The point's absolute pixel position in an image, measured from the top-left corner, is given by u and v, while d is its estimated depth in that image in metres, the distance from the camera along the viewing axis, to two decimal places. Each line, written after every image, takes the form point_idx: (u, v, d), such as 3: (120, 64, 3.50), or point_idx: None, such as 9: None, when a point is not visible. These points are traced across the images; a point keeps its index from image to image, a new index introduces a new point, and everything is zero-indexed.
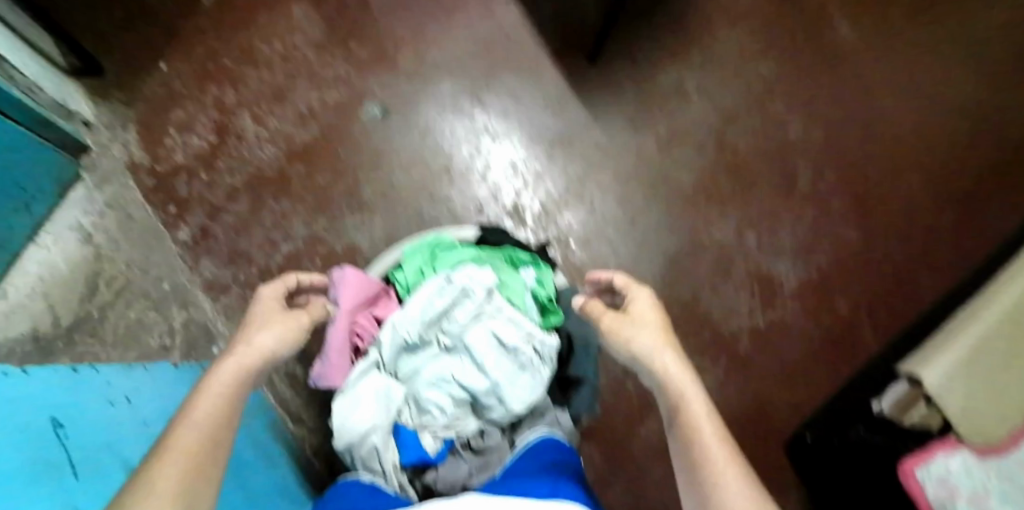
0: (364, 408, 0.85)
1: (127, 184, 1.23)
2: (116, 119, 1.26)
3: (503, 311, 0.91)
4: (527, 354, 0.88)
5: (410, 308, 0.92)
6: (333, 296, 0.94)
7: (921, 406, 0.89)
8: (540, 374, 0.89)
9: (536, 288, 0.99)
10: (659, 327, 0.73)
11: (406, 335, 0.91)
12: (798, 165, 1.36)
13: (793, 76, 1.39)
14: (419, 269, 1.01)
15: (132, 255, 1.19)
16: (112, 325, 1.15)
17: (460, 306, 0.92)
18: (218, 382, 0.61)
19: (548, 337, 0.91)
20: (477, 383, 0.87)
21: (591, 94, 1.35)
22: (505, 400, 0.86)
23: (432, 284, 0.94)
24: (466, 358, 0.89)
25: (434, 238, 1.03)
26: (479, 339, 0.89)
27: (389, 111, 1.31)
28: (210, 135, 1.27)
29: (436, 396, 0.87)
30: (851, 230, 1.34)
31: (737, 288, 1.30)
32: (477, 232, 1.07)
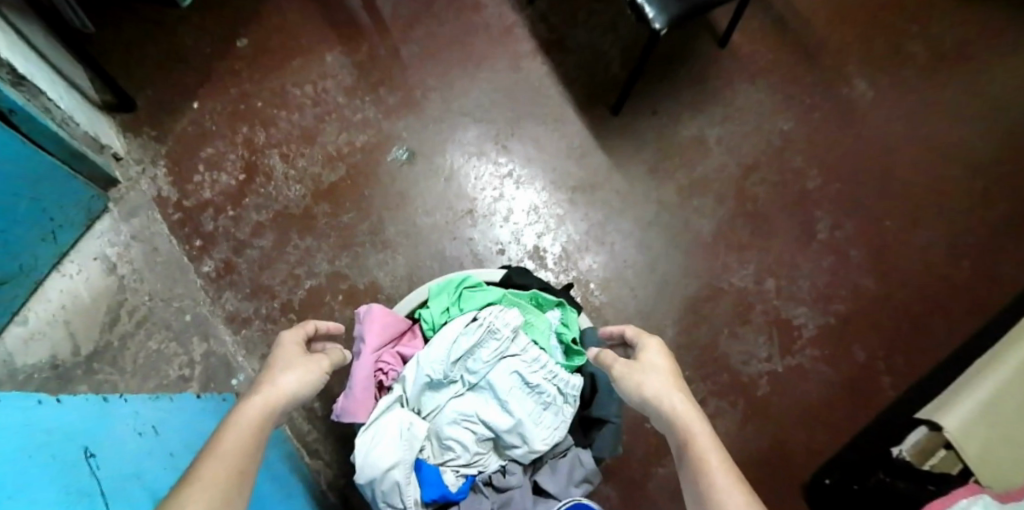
0: (387, 443, 0.81)
1: (154, 217, 1.25)
2: (147, 154, 1.29)
3: (531, 352, 0.86)
4: (551, 393, 0.85)
5: (433, 346, 0.86)
6: (360, 332, 0.91)
7: (940, 451, 0.94)
8: (563, 412, 0.87)
9: (562, 331, 0.92)
10: (667, 373, 0.73)
11: (430, 374, 0.85)
12: (814, 214, 1.38)
13: (807, 129, 1.43)
14: (442, 310, 0.93)
15: (154, 286, 1.19)
16: (131, 355, 1.15)
17: (484, 346, 0.85)
18: (241, 422, 0.60)
19: (572, 377, 0.86)
20: (502, 424, 0.84)
21: (612, 142, 1.39)
22: (528, 440, 0.84)
23: (456, 322, 0.88)
24: (490, 396, 0.86)
25: (458, 277, 0.95)
26: (504, 380, 0.85)
27: (414, 153, 1.34)
28: (239, 172, 1.30)
29: (459, 435, 0.84)
30: (869, 279, 1.35)
31: (757, 334, 1.30)
32: (503, 272, 1.00)
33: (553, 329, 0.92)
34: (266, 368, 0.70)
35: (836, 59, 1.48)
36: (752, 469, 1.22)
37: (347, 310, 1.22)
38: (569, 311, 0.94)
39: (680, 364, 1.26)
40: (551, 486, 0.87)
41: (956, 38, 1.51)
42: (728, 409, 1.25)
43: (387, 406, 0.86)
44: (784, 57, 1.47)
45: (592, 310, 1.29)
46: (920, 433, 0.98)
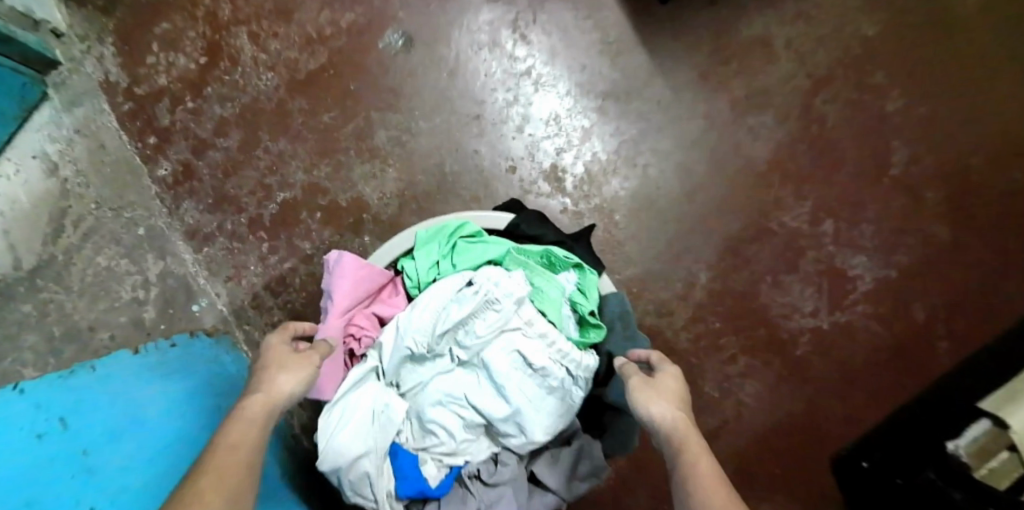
0: (357, 430, 0.71)
1: (100, 107, 1.05)
2: (91, 29, 1.06)
3: (535, 326, 0.76)
4: (557, 376, 0.75)
5: (418, 314, 0.76)
6: (327, 288, 0.78)
7: (1003, 453, 0.80)
8: (570, 397, 0.76)
9: (576, 299, 0.79)
10: (679, 400, 0.66)
11: (412, 347, 0.75)
12: (893, 142, 1.14)
13: (902, 34, 1.15)
14: (432, 265, 0.80)
15: (102, 193, 1.02)
16: (78, 271, 0.99)
17: (480, 318, 0.76)
18: (241, 421, 0.56)
19: (583, 357, 0.76)
20: (496, 409, 0.75)
21: (656, 39, 1.12)
22: (526, 430, 0.74)
23: (445, 287, 0.77)
24: (484, 375, 0.77)
25: (454, 224, 0.81)
26: (501, 358, 0.75)
27: (412, 40, 1.09)
28: (200, 55, 1.07)
29: (443, 419, 0.75)
30: (946, 226, 1.13)
31: (803, 284, 1.11)
32: (509, 217, 0.85)
33: (567, 296, 0.80)
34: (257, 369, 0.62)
35: None
36: (781, 433, 1.10)
37: (325, 230, 1.04)
38: (586, 274, 0.80)
39: (712, 314, 1.10)
40: (551, 480, 0.77)
41: None
42: (760, 368, 1.10)
43: (360, 378, 0.76)
44: None
45: (614, 245, 1.10)
46: (979, 429, 0.82)
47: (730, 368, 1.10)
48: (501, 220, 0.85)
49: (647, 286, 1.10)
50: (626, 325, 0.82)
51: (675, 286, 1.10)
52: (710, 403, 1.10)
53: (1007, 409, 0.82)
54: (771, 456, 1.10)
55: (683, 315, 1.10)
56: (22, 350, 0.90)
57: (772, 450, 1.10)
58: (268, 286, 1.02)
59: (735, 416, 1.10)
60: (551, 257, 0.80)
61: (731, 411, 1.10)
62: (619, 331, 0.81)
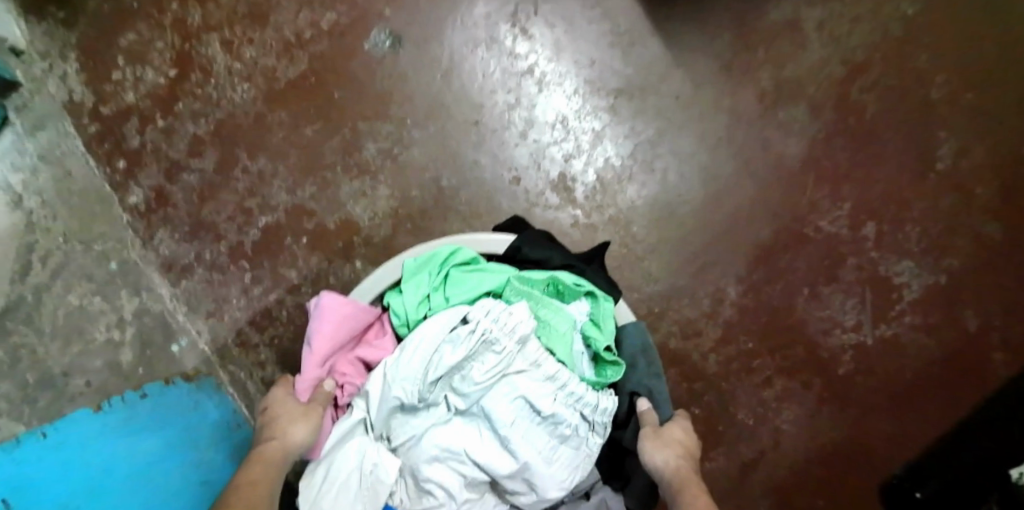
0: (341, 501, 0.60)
1: (64, 130, 0.96)
2: (51, 44, 0.97)
3: (542, 367, 0.66)
4: (570, 424, 0.65)
5: (405, 358, 0.66)
6: (308, 332, 0.69)
7: None
8: (587, 445, 0.66)
9: (589, 332, 0.69)
10: (685, 451, 0.62)
11: (401, 397, 0.65)
12: (943, 132, 1.02)
13: (952, 11, 1.02)
14: (422, 298, 0.70)
15: (70, 225, 0.93)
16: (48, 310, 0.91)
17: (479, 361, 0.65)
18: (260, 464, 0.53)
19: (602, 400, 0.66)
20: (501, 465, 0.64)
21: (673, 27, 1.01)
22: (537, 487, 0.64)
23: (434, 325, 0.67)
24: (485, 425, 0.67)
25: (446, 251, 0.72)
26: (505, 406, 0.65)
27: (401, 41, 0.99)
28: (169, 67, 0.97)
29: (441, 478, 0.64)
30: (1004, 223, 1.02)
31: (845, 296, 1.00)
32: (510, 239, 0.75)
33: (578, 328, 0.70)
34: (265, 420, 0.60)
35: None
36: (821, 460, 1.00)
37: (313, 256, 0.95)
38: (599, 302, 0.70)
39: (743, 333, 1.00)
40: None
41: None
42: (799, 391, 1.00)
43: (346, 432, 0.65)
44: None
45: (633, 260, 1.00)
46: None
47: (766, 392, 1.00)
48: (501, 243, 0.75)
49: (669, 304, 1.00)
50: (649, 358, 0.71)
51: (702, 303, 1.00)
52: (744, 431, 1.00)
53: None
54: (812, 485, 1.00)
55: (710, 336, 1.00)
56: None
57: (812, 479, 1.00)
58: (253, 319, 0.94)
59: (772, 443, 1.00)
60: (559, 284, 0.70)
61: (767, 439, 1.00)
62: (643, 367, 0.71)
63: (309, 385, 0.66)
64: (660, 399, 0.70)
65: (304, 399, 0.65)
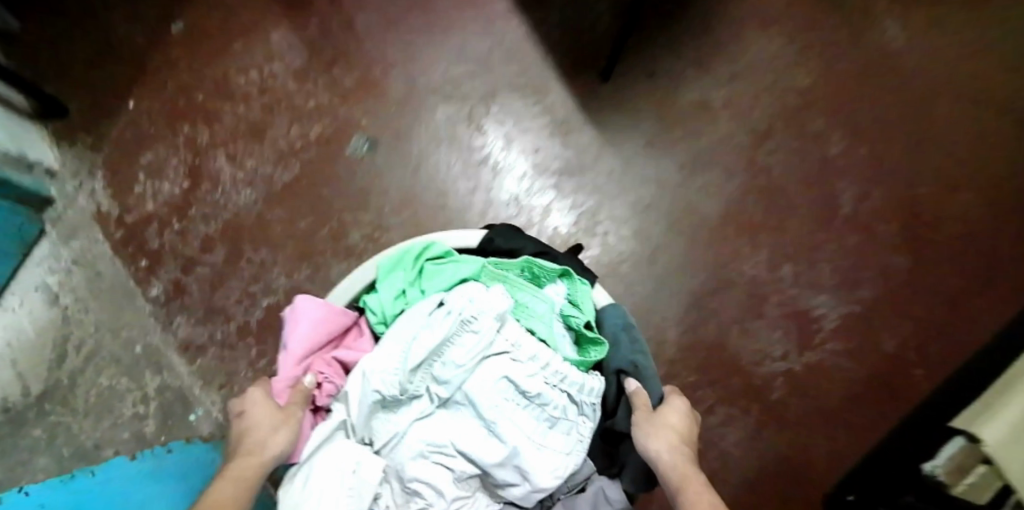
0: (324, 501, 0.63)
1: (94, 237, 1.13)
2: (82, 166, 1.16)
3: (522, 347, 0.75)
4: (557, 405, 0.73)
5: (387, 351, 0.73)
6: (286, 333, 0.74)
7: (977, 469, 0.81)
8: (575, 426, 0.74)
9: (567, 312, 0.78)
10: (677, 436, 0.65)
11: (382, 391, 0.71)
12: (838, 186, 1.21)
13: (835, 88, 1.22)
14: (398, 294, 0.77)
15: (101, 316, 1.09)
16: (82, 392, 1.06)
17: (459, 345, 0.73)
18: (236, 473, 0.56)
19: (589, 380, 0.74)
20: (490, 453, 0.71)
21: (602, 115, 1.21)
22: (528, 474, 0.71)
23: (414, 317, 0.75)
24: (469, 410, 0.74)
25: (420, 247, 0.79)
26: (489, 390, 0.73)
27: (376, 143, 1.18)
28: (183, 179, 1.16)
29: (429, 474, 0.70)
30: (898, 257, 1.20)
31: (772, 328, 1.16)
32: (483, 232, 0.82)
33: (557, 312, 0.80)
34: (241, 433, 0.63)
35: None
36: (769, 479, 1.12)
37: None
38: (575, 281, 0.79)
39: (686, 368, 1.14)
40: None
41: None
42: (741, 417, 1.14)
43: (328, 435, 0.71)
44: None
45: None
46: (955, 447, 0.82)
47: (711, 420, 1.13)
48: (475, 237, 0.82)
49: None
50: (632, 336, 0.77)
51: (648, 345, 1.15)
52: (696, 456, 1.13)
53: (978, 424, 0.83)
54: (762, 501, 1.11)
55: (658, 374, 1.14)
56: (36, 471, 1.02)
57: (763, 496, 1.12)
58: None
59: (721, 466, 1.12)
60: (533, 267, 0.80)
61: (717, 462, 1.12)
62: (625, 345, 0.76)
63: (287, 384, 0.71)
64: (646, 374, 0.74)
65: (281, 402, 0.70)
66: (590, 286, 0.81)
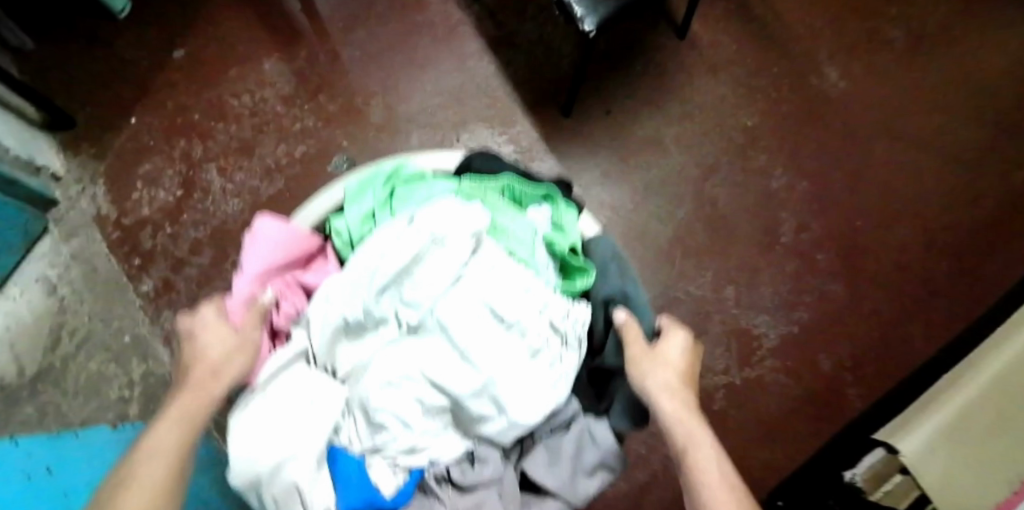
0: (278, 416, 0.66)
1: (93, 236, 1.23)
2: (85, 172, 1.27)
3: (499, 268, 0.73)
4: (537, 333, 0.72)
5: (358, 270, 0.73)
6: (247, 254, 0.77)
7: (894, 477, 0.86)
8: (555, 356, 0.74)
9: (550, 237, 0.79)
10: (671, 368, 0.65)
11: (346, 315, 0.72)
12: (779, 217, 1.31)
13: (778, 127, 1.34)
14: (367, 216, 0.80)
15: (93, 308, 1.19)
16: (72, 376, 1.15)
17: (430, 265, 0.73)
18: (191, 398, 0.58)
19: (574, 311, 0.75)
20: (464, 385, 0.69)
21: (562, 145, 1.32)
22: (504, 407, 0.70)
23: (385, 233, 0.74)
24: (440, 336, 0.72)
25: (390, 168, 0.83)
26: (461, 314, 0.71)
27: (355, 163, 1.29)
28: (177, 188, 1.27)
29: (397, 408, 0.69)
30: (835, 283, 1.30)
31: (715, 343, 1.25)
32: (461, 156, 0.88)
33: (542, 236, 0.79)
34: (193, 357, 0.63)
35: (810, 46, 1.38)
36: None
37: None
38: (557, 205, 0.82)
39: None
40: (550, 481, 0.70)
41: (938, 26, 1.41)
42: None
43: (289, 360, 0.72)
44: (751, 42, 1.37)
45: None
46: (876, 456, 0.90)
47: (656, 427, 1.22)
48: (455, 159, 0.88)
49: None
50: (621, 266, 0.80)
51: None
52: (639, 460, 1.21)
53: (898, 436, 0.90)
54: None
55: None
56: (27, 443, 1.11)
57: None
58: None
59: (664, 470, 1.21)
60: (514, 189, 0.83)
61: (659, 466, 1.21)
62: (615, 273, 0.79)
63: (241, 300, 0.73)
64: (634, 301, 0.77)
65: (234, 319, 0.71)
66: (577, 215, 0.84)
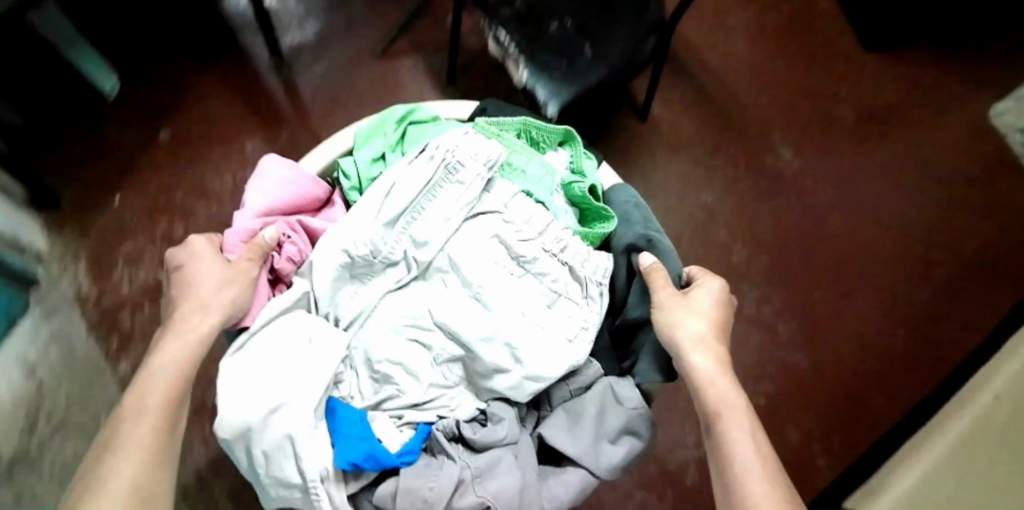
0: (275, 359, 0.72)
1: (73, 316, 1.26)
2: (66, 251, 1.31)
3: (511, 207, 0.87)
4: (556, 277, 0.85)
5: (365, 208, 0.82)
6: (250, 189, 0.83)
7: None
8: (567, 290, 0.85)
9: (570, 179, 0.92)
10: (705, 316, 0.76)
11: (351, 251, 0.80)
12: (742, 290, 1.35)
13: (739, 203, 1.40)
14: (375, 158, 0.89)
15: (72, 389, 1.21)
16: (48, 460, 1.17)
17: (436, 200, 0.84)
18: (177, 339, 0.67)
19: (600, 259, 0.86)
20: (478, 329, 0.79)
21: None
22: (522, 361, 0.78)
23: (402, 165, 0.85)
24: (452, 275, 0.85)
25: (405, 111, 0.94)
26: (468, 256, 0.84)
27: None
28: (158, 268, 1.31)
29: (408, 348, 0.80)
30: (798, 355, 1.34)
31: (682, 419, 1.31)
32: (475, 107, 0.98)
33: (562, 182, 0.92)
34: (182, 293, 0.71)
35: (766, 125, 1.45)
36: None
37: None
38: (576, 147, 0.95)
39: None
40: (569, 449, 0.75)
41: (886, 104, 1.50)
42: (654, 500, 1.25)
43: (291, 303, 0.77)
44: (709, 122, 1.44)
45: None
46: None
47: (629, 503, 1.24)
48: (467, 109, 0.98)
49: None
50: (642, 213, 0.90)
51: None
52: None
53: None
54: None
55: None
56: None
57: None
58: (209, 463, 1.17)
59: None
60: (530, 131, 0.94)
61: None
62: (638, 221, 0.88)
63: (241, 236, 0.77)
64: (666, 256, 0.85)
65: (231, 256, 0.76)
66: (596, 165, 0.97)
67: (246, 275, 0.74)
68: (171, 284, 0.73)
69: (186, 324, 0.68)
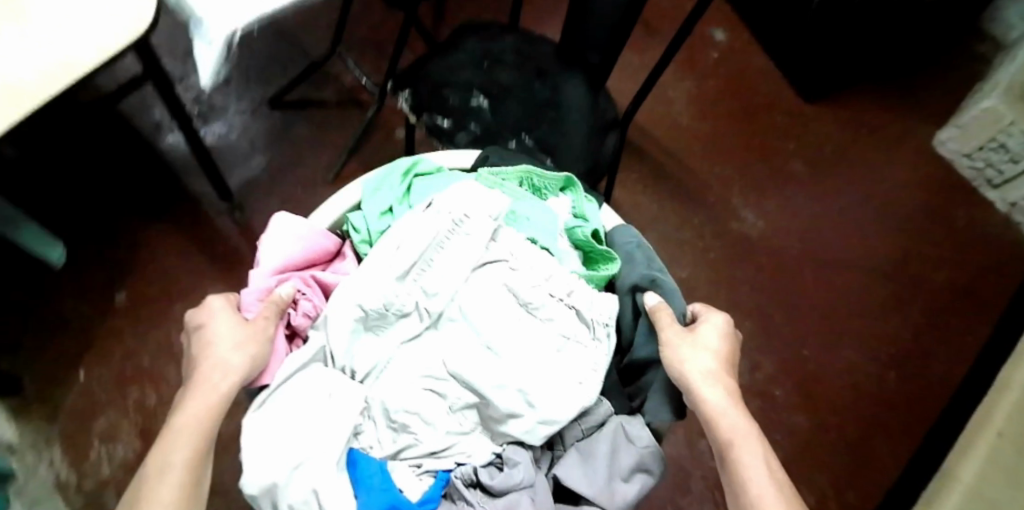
0: (299, 416, 0.63)
1: (55, 506, 1.20)
2: (37, 438, 1.25)
3: (516, 254, 0.76)
4: (565, 324, 0.74)
5: (376, 260, 0.72)
6: (263, 245, 0.73)
7: None
8: (579, 337, 0.74)
9: (572, 223, 0.82)
10: (719, 358, 0.68)
11: (365, 306, 0.69)
12: None
13: (713, 272, 1.41)
14: (384, 211, 0.77)
15: None
16: None
17: (444, 248, 0.74)
18: (199, 393, 0.57)
19: (607, 301, 0.76)
20: (492, 380, 0.69)
21: None
22: (536, 405, 0.68)
23: (410, 215, 0.75)
24: (461, 322, 0.73)
25: (410, 163, 0.82)
26: (478, 303, 0.73)
27: None
28: (136, 441, 1.27)
29: (419, 405, 0.69)
30: (799, 415, 1.32)
31: (696, 501, 1.29)
32: (479, 152, 0.86)
33: (564, 226, 0.83)
34: (199, 347, 0.61)
35: (723, 191, 1.48)
36: None
37: None
38: (577, 192, 0.85)
39: None
40: (585, 488, 0.65)
41: (833, 152, 1.54)
42: None
43: (304, 362, 0.67)
44: (669, 197, 1.45)
45: None
46: None
47: None
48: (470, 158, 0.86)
49: None
50: (645, 255, 0.80)
51: None
52: None
53: None
54: None
55: None
56: None
57: None
58: None
59: None
60: (533, 179, 0.83)
61: None
62: (641, 263, 0.78)
63: (258, 294, 0.68)
64: (672, 296, 0.75)
65: (249, 316, 0.67)
66: (598, 207, 0.86)
67: (266, 330, 0.64)
68: (190, 346, 0.64)
69: (209, 383, 0.58)
